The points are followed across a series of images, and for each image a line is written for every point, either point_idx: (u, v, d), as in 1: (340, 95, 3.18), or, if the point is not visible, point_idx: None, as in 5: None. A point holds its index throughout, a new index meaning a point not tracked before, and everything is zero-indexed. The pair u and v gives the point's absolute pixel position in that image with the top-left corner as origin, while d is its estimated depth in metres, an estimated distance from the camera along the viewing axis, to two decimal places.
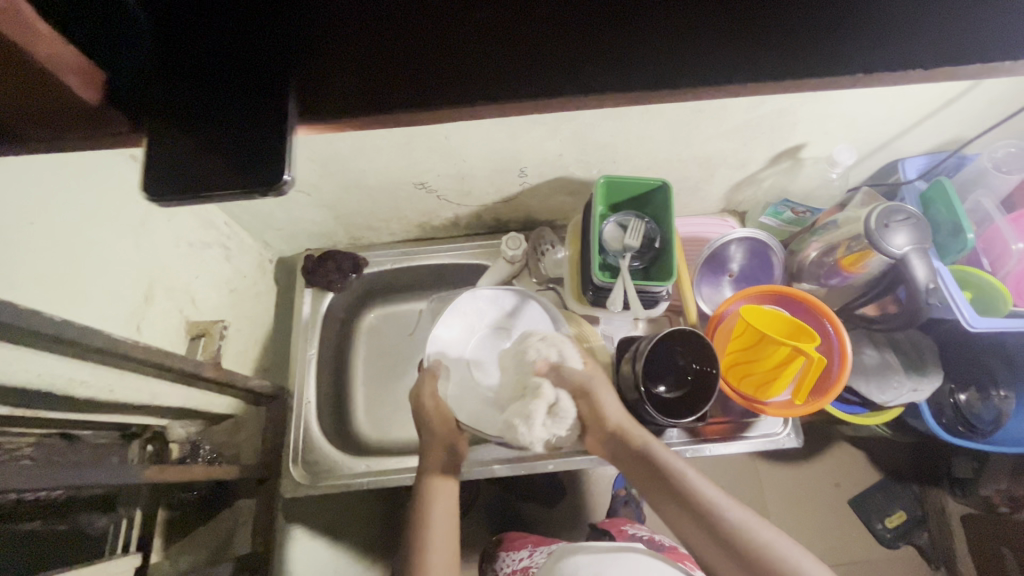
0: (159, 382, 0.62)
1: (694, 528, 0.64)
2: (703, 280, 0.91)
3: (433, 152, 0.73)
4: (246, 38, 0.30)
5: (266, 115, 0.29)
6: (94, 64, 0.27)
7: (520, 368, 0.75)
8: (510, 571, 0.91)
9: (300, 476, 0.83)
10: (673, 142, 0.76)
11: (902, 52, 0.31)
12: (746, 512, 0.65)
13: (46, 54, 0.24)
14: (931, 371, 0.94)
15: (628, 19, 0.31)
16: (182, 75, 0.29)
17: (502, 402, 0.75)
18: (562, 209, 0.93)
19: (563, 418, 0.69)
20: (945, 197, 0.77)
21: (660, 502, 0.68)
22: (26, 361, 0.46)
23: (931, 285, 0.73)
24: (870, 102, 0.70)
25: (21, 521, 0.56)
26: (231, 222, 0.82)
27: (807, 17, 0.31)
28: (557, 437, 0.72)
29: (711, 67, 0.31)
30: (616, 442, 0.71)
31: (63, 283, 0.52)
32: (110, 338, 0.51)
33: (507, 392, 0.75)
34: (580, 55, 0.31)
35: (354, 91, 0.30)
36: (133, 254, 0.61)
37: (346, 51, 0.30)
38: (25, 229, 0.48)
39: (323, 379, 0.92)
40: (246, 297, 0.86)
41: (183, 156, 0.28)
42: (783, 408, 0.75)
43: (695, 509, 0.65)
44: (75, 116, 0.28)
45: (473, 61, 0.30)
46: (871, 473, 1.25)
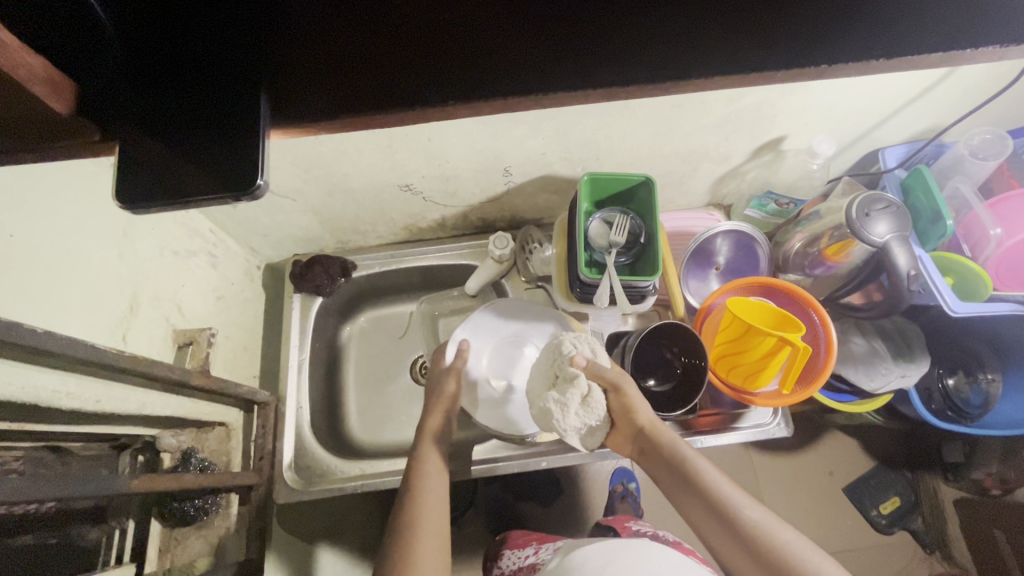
0: (147, 392, 0.62)
1: (712, 525, 0.65)
2: (691, 273, 0.92)
3: (417, 153, 0.73)
4: (215, 44, 0.30)
5: (237, 120, 0.29)
6: (61, 74, 0.27)
7: (552, 359, 0.75)
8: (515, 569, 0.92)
9: (293, 482, 0.84)
10: (655, 137, 0.77)
11: (864, 42, 0.31)
12: (765, 511, 0.65)
13: (13, 65, 0.24)
14: (918, 357, 0.95)
15: (597, 15, 0.32)
16: (152, 82, 0.29)
17: (535, 393, 0.75)
18: (548, 207, 0.94)
19: (596, 409, 0.71)
20: (924, 184, 0.78)
21: (681, 499, 0.69)
22: (8, 373, 0.45)
23: (914, 272, 0.73)
24: (847, 93, 0.71)
25: (9, 536, 0.55)
26: (216, 229, 0.81)
27: (773, 9, 0.32)
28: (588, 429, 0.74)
29: (678, 62, 0.31)
30: (638, 440, 0.73)
31: (45, 295, 0.51)
32: (94, 348, 0.51)
33: (539, 384, 0.75)
34: (549, 53, 0.31)
35: (325, 93, 0.30)
36: (116, 264, 0.61)
37: (316, 54, 0.30)
38: (3, 241, 0.47)
39: (314, 384, 0.91)
40: (234, 304, 0.85)
41: (156, 166, 0.29)
42: (771, 399, 0.76)
43: (714, 510, 0.65)
44: (50, 125, 0.28)
45: (446, 60, 0.31)
46: (864, 460, 1.26)
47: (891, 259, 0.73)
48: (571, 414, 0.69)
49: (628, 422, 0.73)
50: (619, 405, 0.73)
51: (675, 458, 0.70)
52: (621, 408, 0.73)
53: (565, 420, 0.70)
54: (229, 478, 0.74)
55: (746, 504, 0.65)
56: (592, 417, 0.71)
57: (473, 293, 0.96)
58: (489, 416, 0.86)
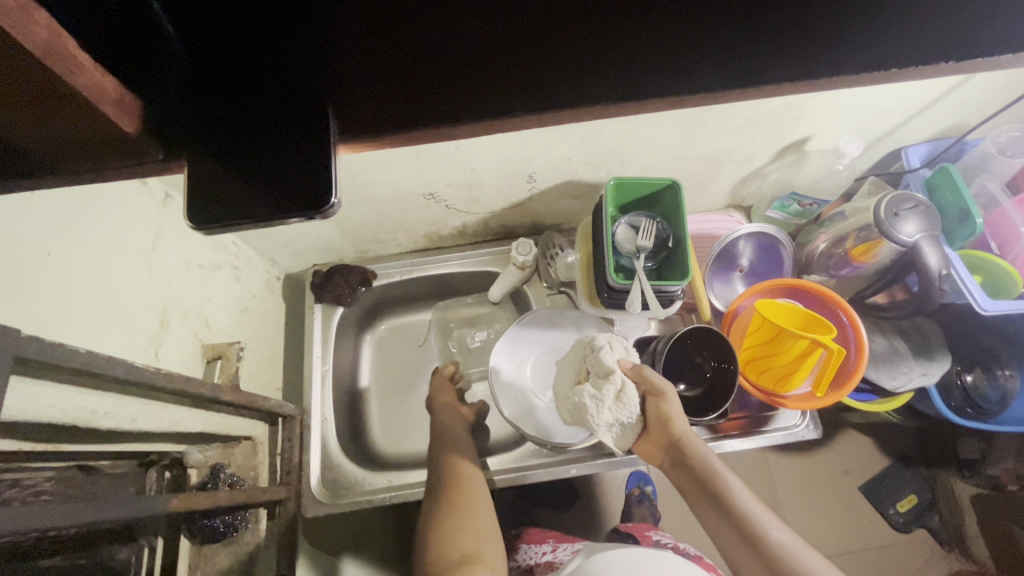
0: (179, 408, 0.61)
1: (735, 541, 0.65)
2: (714, 277, 0.92)
3: (443, 162, 0.72)
4: (280, 59, 0.29)
5: (308, 139, 0.29)
6: (129, 92, 0.26)
7: (583, 356, 0.75)
8: (531, 564, 0.91)
9: (320, 494, 0.83)
10: (680, 141, 0.77)
11: (926, 47, 0.31)
12: (789, 532, 0.65)
13: (85, 84, 0.24)
14: (938, 355, 0.95)
15: (660, 25, 0.31)
16: (220, 101, 0.29)
17: (564, 391, 0.75)
18: (569, 212, 0.93)
19: (630, 406, 0.69)
20: (951, 183, 0.78)
21: (704, 510, 0.69)
22: (49, 395, 0.44)
23: (943, 271, 0.73)
24: (875, 93, 0.70)
25: (43, 559, 0.54)
26: (239, 242, 0.81)
27: (838, 15, 0.32)
28: (621, 428, 0.72)
29: (745, 68, 0.31)
30: (669, 449, 0.71)
31: (81, 314, 0.50)
32: (132, 367, 0.50)
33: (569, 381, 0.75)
34: (614, 62, 0.31)
35: (392, 109, 0.30)
36: (146, 279, 0.60)
37: (381, 68, 0.30)
38: (41, 261, 0.47)
39: (336, 395, 0.91)
40: (257, 316, 0.85)
41: (226, 186, 0.29)
42: (802, 401, 0.76)
43: (740, 526, 0.65)
44: (114, 144, 0.27)
45: (511, 72, 0.30)
46: (882, 459, 1.25)
47: (921, 259, 0.73)
48: (606, 408, 0.69)
49: (661, 431, 0.71)
50: (655, 413, 0.70)
51: (705, 471, 0.68)
52: (658, 415, 0.70)
53: (599, 413, 0.69)
54: (259, 494, 0.72)
55: (772, 526, 0.65)
56: (626, 415, 0.70)
57: (495, 300, 0.96)
58: (532, 425, 0.83)
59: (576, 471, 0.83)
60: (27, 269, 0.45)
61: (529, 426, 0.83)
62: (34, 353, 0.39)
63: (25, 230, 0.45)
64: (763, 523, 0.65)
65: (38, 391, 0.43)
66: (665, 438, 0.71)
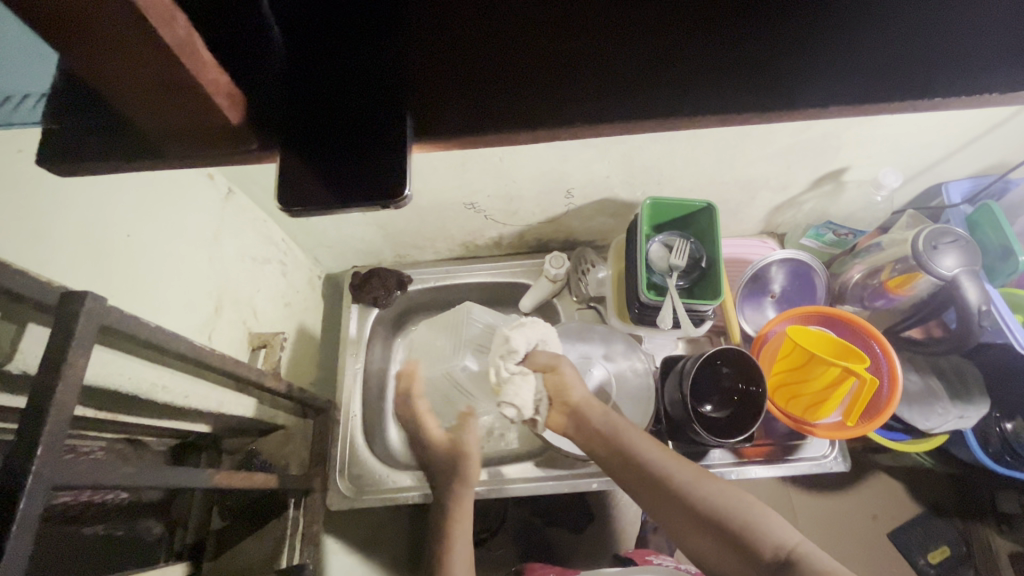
0: (225, 391, 0.64)
1: (657, 496, 0.67)
2: (745, 301, 0.92)
3: (486, 173, 0.76)
4: (368, 66, 0.33)
5: (388, 133, 0.31)
6: (237, 88, 0.30)
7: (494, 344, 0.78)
8: None
9: (345, 489, 0.85)
10: (717, 164, 0.78)
11: (973, 74, 0.32)
12: (692, 471, 0.67)
13: (205, 76, 0.27)
14: (977, 398, 0.93)
15: (715, 45, 0.33)
16: (313, 98, 0.32)
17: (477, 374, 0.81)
18: (603, 229, 0.95)
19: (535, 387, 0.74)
20: (992, 220, 0.77)
21: (621, 475, 0.71)
22: (116, 364, 0.48)
23: (982, 308, 0.72)
24: (916, 126, 0.71)
25: (84, 525, 0.59)
26: (287, 239, 0.85)
27: (888, 42, 0.33)
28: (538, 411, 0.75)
29: (795, 87, 0.32)
30: (574, 420, 0.75)
31: (149, 292, 0.54)
32: (192, 345, 0.53)
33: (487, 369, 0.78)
34: (668, 78, 0.33)
35: (465, 113, 0.33)
36: (206, 266, 0.64)
37: (458, 80, 0.33)
38: (121, 240, 0.51)
39: (367, 394, 0.93)
40: (298, 310, 0.89)
41: (311, 172, 0.31)
42: (832, 430, 0.75)
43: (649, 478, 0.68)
44: (217, 134, 0.31)
45: (571, 84, 0.33)
46: (911, 505, 1.21)
47: (959, 293, 0.72)
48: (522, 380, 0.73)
49: (559, 402, 0.76)
50: (553, 385, 0.76)
51: (606, 432, 0.72)
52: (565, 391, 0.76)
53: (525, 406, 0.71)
54: (289, 482, 0.75)
55: (707, 490, 0.65)
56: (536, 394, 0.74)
57: (526, 310, 0.98)
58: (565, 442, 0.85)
59: (598, 485, 0.83)
60: (109, 246, 0.49)
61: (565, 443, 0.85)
62: (116, 322, 0.42)
63: (111, 210, 0.50)
64: (703, 489, 0.66)
65: (108, 358, 0.47)
66: (567, 409, 0.76)
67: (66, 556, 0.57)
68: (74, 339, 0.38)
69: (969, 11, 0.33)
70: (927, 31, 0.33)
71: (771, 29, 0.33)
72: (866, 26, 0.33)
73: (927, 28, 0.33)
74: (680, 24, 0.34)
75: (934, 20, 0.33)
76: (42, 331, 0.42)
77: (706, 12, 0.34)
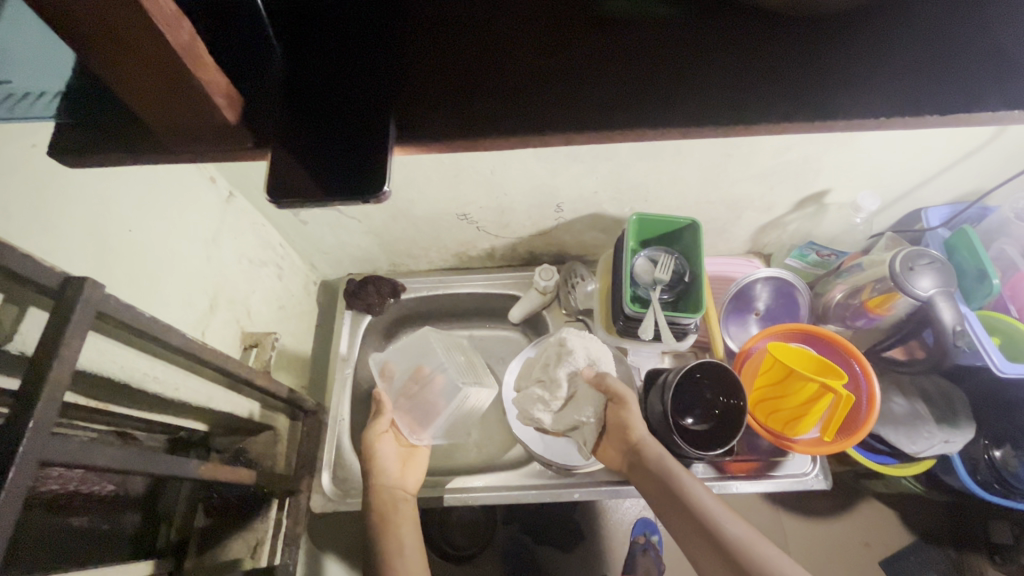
0: (215, 387, 0.66)
1: (703, 549, 0.63)
2: (730, 319, 0.94)
3: (478, 185, 0.79)
4: (356, 72, 0.35)
5: (371, 135, 0.34)
6: (234, 91, 0.33)
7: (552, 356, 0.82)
8: None
9: (329, 492, 0.85)
10: (702, 183, 0.81)
11: (921, 99, 0.34)
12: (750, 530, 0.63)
13: (206, 79, 0.30)
14: (964, 424, 0.93)
15: (682, 64, 0.36)
16: (304, 101, 0.34)
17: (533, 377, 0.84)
18: (593, 244, 0.98)
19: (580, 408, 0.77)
20: (968, 244, 0.79)
21: (670, 518, 0.67)
22: (110, 352, 0.50)
23: (959, 327, 0.74)
24: (892, 152, 0.74)
25: (70, 516, 0.60)
26: (284, 244, 0.88)
27: (837, 64, 0.35)
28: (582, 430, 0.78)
29: (752, 104, 0.35)
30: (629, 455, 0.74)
31: (147, 286, 0.57)
32: (185, 338, 0.55)
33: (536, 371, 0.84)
34: (634, 90, 0.35)
35: (444, 119, 0.35)
36: (204, 265, 0.67)
37: (439, 88, 0.36)
38: (123, 235, 0.53)
39: (357, 399, 0.94)
40: (292, 314, 0.91)
41: (299, 169, 0.33)
42: (811, 446, 0.76)
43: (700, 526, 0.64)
44: (216, 130, 0.33)
45: (543, 95, 0.35)
46: (901, 534, 1.20)
47: (935, 314, 0.75)
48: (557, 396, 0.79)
49: (619, 435, 0.76)
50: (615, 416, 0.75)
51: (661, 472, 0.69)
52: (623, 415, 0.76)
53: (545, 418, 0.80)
54: (275, 480, 0.76)
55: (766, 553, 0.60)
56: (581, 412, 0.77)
57: (516, 321, 1.00)
58: (552, 451, 0.87)
59: (580, 495, 0.83)
60: (112, 239, 0.52)
61: (553, 451, 0.87)
62: (111, 309, 0.44)
63: (116, 206, 0.52)
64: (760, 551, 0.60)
65: (103, 345, 0.49)
66: (624, 444, 0.75)
67: (48, 546, 0.57)
68: (71, 322, 0.40)
69: (916, 42, 0.36)
70: (875, 56, 0.35)
71: (733, 52, 0.36)
72: (822, 50, 0.36)
73: (877, 54, 0.35)
74: (650, 44, 0.36)
75: (884, 47, 0.36)
76: (40, 315, 0.44)
77: (674, 33, 0.36)
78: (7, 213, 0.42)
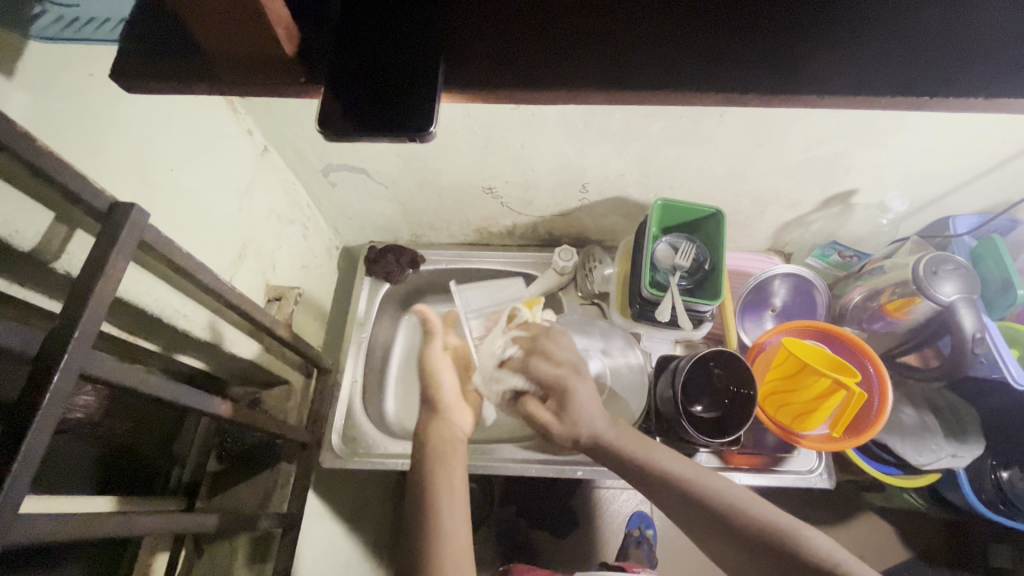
0: (238, 332, 0.68)
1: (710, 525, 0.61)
2: (746, 314, 0.94)
3: (506, 158, 0.80)
4: (409, 15, 0.36)
5: (421, 77, 0.35)
6: (294, 24, 0.34)
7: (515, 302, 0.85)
8: None
9: (339, 449, 0.85)
10: (730, 173, 0.81)
11: (967, 79, 0.34)
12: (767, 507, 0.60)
13: (270, 8, 0.31)
14: (972, 440, 0.92)
15: (729, 26, 0.36)
16: (356, 37, 0.35)
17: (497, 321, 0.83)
18: (613, 229, 0.98)
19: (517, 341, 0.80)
20: (995, 254, 0.79)
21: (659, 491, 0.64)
22: (145, 284, 0.52)
23: (977, 334, 0.73)
24: (926, 153, 0.73)
25: (91, 445, 0.65)
26: (311, 205, 0.90)
27: (887, 34, 0.35)
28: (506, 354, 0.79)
29: (800, 72, 0.35)
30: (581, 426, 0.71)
31: (184, 224, 0.59)
32: (217, 279, 0.56)
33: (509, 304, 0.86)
34: (680, 51, 0.35)
35: (489, 67, 0.36)
36: (236, 213, 0.68)
37: (486, 38, 0.36)
38: (165, 172, 0.55)
39: (370, 364, 0.96)
40: (313, 274, 0.93)
41: (350, 104, 0.34)
42: (818, 442, 0.77)
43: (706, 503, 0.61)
44: (272, 62, 0.35)
45: (589, 49, 0.36)
46: (899, 548, 1.20)
47: (956, 320, 0.73)
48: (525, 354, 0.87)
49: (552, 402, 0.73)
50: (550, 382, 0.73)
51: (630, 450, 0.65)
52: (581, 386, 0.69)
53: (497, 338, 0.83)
54: (288, 430, 0.77)
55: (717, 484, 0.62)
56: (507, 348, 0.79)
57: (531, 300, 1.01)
58: None
59: (583, 473, 0.84)
60: (154, 174, 0.54)
61: None
62: (153, 240, 0.46)
63: (160, 143, 0.54)
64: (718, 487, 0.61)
65: (139, 275, 0.51)
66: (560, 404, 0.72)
67: (73, 471, 0.63)
68: (117, 246, 0.41)
69: (952, 20, 0.35)
70: (928, 28, 0.35)
71: (785, 16, 0.36)
72: (871, 23, 0.35)
73: (913, 30, 0.35)
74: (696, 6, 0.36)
75: (921, 25, 0.35)
76: (85, 238, 0.45)
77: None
78: (62, 134, 0.44)
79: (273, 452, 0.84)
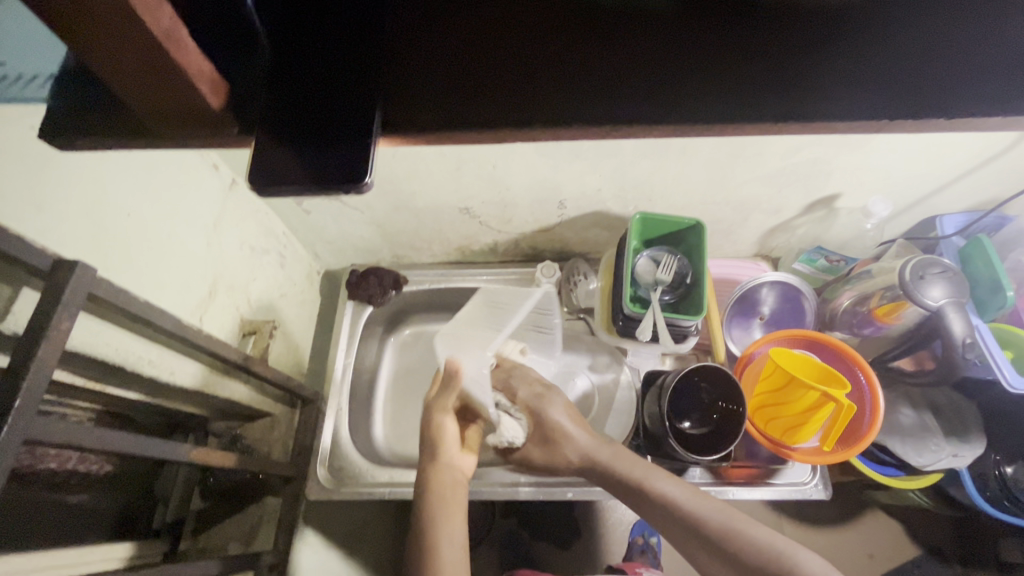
0: (210, 371, 0.67)
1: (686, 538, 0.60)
2: (734, 322, 0.92)
3: (480, 179, 0.78)
4: (343, 61, 0.35)
5: (355, 127, 0.33)
6: (220, 76, 0.33)
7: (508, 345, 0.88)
8: None
9: (324, 479, 0.84)
10: (709, 184, 0.79)
11: (929, 99, 0.32)
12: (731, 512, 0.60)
13: (191, 66, 0.30)
14: (974, 438, 0.89)
15: (689, 55, 0.34)
16: (286, 90, 0.34)
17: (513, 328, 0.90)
18: (596, 242, 0.97)
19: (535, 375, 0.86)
20: (983, 254, 0.77)
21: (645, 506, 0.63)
22: (102, 335, 0.51)
23: (968, 339, 0.71)
24: (905, 157, 0.72)
25: (67, 493, 0.65)
26: (288, 234, 0.89)
27: (845, 55, 0.33)
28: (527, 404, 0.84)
29: (754, 100, 0.33)
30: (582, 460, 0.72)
31: (144, 269, 0.57)
32: (180, 324, 0.55)
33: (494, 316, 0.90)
34: (629, 82, 0.34)
35: (427, 112, 0.35)
36: (204, 250, 0.67)
37: (423, 79, 0.35)
38: (122, 218, 0.54)
39: (354, 389, 0.95)
40: (294, 302, 0.91)
41: (278, 158, 0.33)
42: (811, 456, 0.75)
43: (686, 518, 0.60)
44: (203, 116, 0.34)
45: (531, 86, 0.35)
46: (907, 547, 1.17)
47: (945, 325, 0.72)
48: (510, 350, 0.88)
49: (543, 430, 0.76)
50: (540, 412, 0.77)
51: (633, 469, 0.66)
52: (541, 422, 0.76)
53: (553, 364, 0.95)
54: (270, 464, 0.76)
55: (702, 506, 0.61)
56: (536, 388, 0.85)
57: None
58: None
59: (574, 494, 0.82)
60: (109, 222, 0.53)
61: None
62: (105, 296, 0.45)
63: (114, 191, 0.53)
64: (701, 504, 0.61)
65: (96, 328, 0.50)
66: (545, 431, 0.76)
67: (45, 523, 0.61)
68: (60, 304, 0.40)
69: (928, 40, 0.33)
70: (888, 47, 0.33)
71: (737, 37, 0.34)
72: (830, 41, 0.33)
73: (887, 50, 0.33)
74: (661, 34, 0.34)
75: (895, 48, 0.33)
76: (33, 296, 0.45)
77: (682, 18, 0.35)
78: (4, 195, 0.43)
79: (258, 486, 0.83)
